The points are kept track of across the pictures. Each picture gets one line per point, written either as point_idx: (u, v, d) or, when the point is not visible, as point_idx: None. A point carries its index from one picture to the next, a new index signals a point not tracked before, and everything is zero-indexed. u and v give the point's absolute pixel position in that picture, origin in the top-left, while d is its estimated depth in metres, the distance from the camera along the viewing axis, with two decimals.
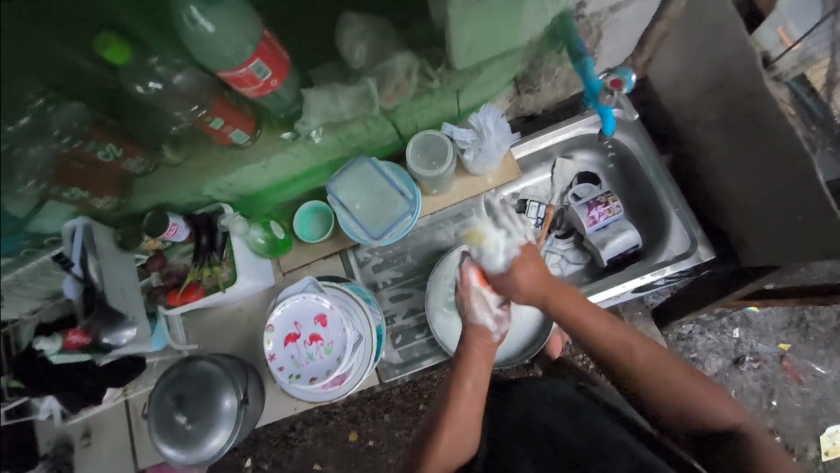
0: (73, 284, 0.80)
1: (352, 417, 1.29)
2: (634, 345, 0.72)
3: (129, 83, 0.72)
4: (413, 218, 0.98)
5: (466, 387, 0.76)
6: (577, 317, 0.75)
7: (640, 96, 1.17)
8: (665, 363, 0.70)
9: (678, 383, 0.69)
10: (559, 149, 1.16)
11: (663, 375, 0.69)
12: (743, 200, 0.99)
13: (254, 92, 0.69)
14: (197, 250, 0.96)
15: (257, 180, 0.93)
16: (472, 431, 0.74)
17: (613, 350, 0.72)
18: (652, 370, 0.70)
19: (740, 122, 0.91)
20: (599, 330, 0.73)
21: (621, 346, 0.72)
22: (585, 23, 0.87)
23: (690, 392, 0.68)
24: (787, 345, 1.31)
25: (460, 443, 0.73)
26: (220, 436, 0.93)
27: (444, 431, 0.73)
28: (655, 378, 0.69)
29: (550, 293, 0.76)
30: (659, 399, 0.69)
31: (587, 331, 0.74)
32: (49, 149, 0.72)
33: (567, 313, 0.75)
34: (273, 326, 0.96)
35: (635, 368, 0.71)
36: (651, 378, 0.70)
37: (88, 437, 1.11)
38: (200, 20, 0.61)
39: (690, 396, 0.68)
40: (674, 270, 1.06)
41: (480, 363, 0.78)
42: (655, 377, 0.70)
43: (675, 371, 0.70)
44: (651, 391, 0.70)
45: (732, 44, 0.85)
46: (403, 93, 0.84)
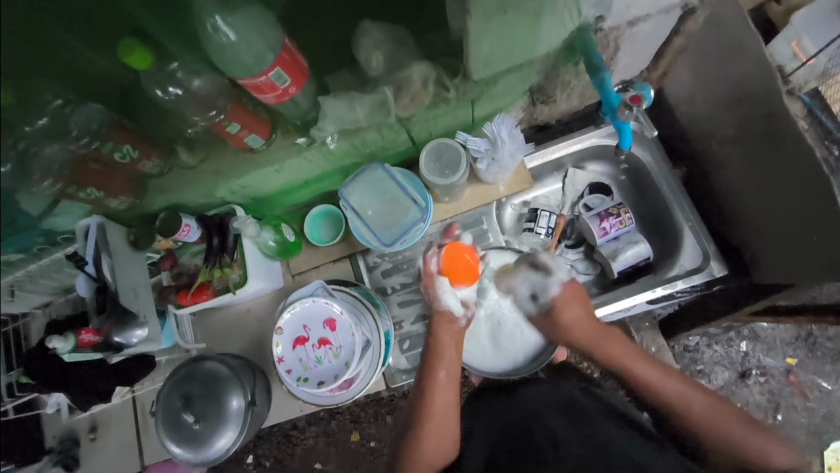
0: (86, 282, 0.81)
1: (354, 417, 1.30)
2: (688, 393, 0.84)
3: (149, 87, 0.73)
4: (425, 226, 0.98)
5: (440, 376, 0.86)
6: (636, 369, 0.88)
7: (655, 107, 1.16)
8: (718, 410, 0.82)
9: (728, 423, 0.80)
10: (571, 160, 1.15)
11: (714, 417, 0.81)
12: (758, 218, 0.98)
13: (272, 98, 0.68)
14: (209, 252, 0.97)
15: (270, 183, 0.93)
16: (450, 417, 0.83)
17: (669, 398, 0.85)
18: (706, 414, 0.81)
19: (758, 140, 0.90)
20: (656, 380, 0.86)
21: (675, 396, 0.84)
22: (603, 36, 0.86)
23: (736, 428, 0.79)
24: (794, 360, 1.30)
25: (443, 427, 0.82)
26: (227, 436, 0.94)
27: (426, 426, 0.81)
28: (711, 422, 0.81)
29: (598, 340, 0.93)
30: (712, 435, 0.81)
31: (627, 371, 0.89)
32: (66, 149, 0.74)
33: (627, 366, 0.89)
34: (282, 328, 0.96)
35: (689, 413, 0.83)
36: (702, 420, 0.82)
37: (95, 431, 1.12)
38: (223, 28, 0.62)
39: (738, 435, 0.79)
40: (686, 285, 1.05)
41: (448, 346, 0.87)
42: (712, 422, 0.81)
43: (724, 415, 0.81)
44: (707, 432, 0.81)
45: (753, 61, 0.84)
46: (419, 102, 0.83)
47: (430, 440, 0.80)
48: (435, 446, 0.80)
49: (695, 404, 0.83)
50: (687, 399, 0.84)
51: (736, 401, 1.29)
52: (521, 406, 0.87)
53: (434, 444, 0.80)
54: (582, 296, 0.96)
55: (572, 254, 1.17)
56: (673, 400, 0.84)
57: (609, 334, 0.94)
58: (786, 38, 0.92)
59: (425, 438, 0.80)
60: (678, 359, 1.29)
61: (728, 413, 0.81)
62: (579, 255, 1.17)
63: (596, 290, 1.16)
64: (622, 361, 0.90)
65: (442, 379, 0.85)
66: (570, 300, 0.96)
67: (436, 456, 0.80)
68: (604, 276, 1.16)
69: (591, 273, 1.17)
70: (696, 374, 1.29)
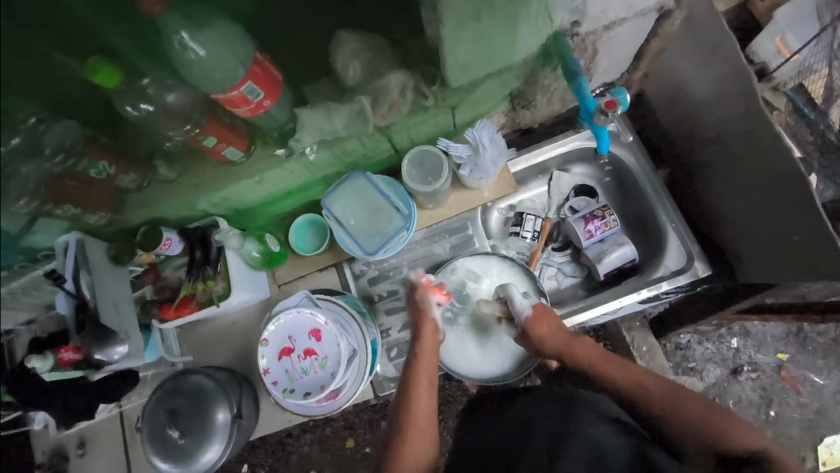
0: (63, 299, 0.79)
1: (349, 423, 1.29)
2: (646, 381, 0.82)
3: (119, 104, 0.72)
4: (408, 233, 0.99)
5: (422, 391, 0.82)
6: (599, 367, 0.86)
7: (637, 109, 1.17)
8: (678, 393, 0.79)
9: (691, 408, 0.77)
10: (556, 163, 1.16)
11: (678, 403, 0.78)
12: (738, 218, 0.99)
13: (247, 112, 0.68)
14: (192, 264, 0.96)
15: (252, 194, 0.93)
16: (429, 429, 0.79)
17: (627, 388, 0.83)
18: (667, 403, 0.79)
19: (738, 141, 0.90)
20: (614, 374, 0.85)
21: (632, 384, 0.83)
22: (580, 41, 0.86)
23: (699, 414, 0.76)
24: (786, 355, 1.31)
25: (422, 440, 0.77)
26: (213, 450, 0.93)
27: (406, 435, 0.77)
28: (673, 406, 0.78)
29: (565, 345, 0.91)
30: (673, 423, 0.77)
31: (602, 374, 0.85)
32: (42, 168, 0.73)
33: (586, 362, 0.88)
34: (267, 340, 0.96)
35: (651, 404, 0.80)
36: (663, 408, 0.79)
37: (83, 446, 1.10)
38: (191, 44, 0.61)
39: (699, 419, 0.76)
40: (671, 285, 1.05)
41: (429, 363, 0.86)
42: (672, 406, 0.78)
43: (687, 401, 0.78)
44: (674, 424, 0.77)
45: (727, 63, 0.85)
46: (398, 111, 0.84)
47: (411, 450, 0.76)
48: (419, 453, 0.76)
49: (653, 393, 0.81)
50: (644, 387, 0.82)
51: (729, 398, 1.29)
52: (515, 409, 0.84)
53: (414, 451, 0.76)
54: (549, 312, 0.94)
55: (559, 257, 1.17)
56: (635, 390, 0.82)
57: (574, 337, 0.92)
58: (771, 34, 0.90)
59: (407, 447, 0.76)
60: (670, 358, 1.30)
61: (690, 401, 0.78)
62: (566, 258, 1.17)
63: (583, 293, 1.16)
64: (591, 364, 0.87)
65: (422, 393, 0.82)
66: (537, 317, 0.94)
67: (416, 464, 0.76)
68: (591, 278, 1.16)
69: (577, 276, 1.17)
70: (688, 372, 1.30)
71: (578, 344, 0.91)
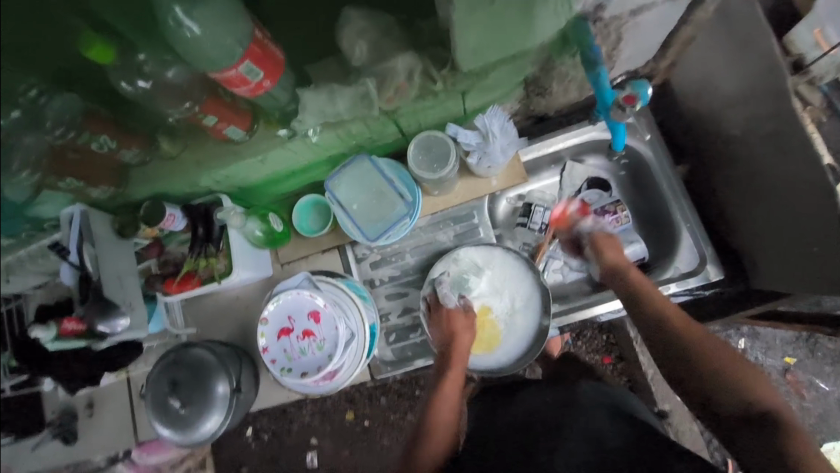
0: (69, 270, 0.82)
1: (349, 397, 1.32)
2: (690, 325, 0.78)
3: (115, 79, 0.70)
4: (411, 222, 0.97)
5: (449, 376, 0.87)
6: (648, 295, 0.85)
7: (661, 100, 1.10)
8: (711, 343, 0.74)
9: (728, 364, 0.72)
10: (569, 153, 1.11)
11: (716, 356, 0.72)
12: (756, 223, 0.94)
13: (247, 92, 0.66)
14: (194, 241, 0.97)
15: (254, 173, 0.92)
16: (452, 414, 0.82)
17: (663, 317, 0.80)
18: (696, 343, 0.75)
19: (764, 143, 0.85)
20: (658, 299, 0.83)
21: (673, 314, 0.80)
22: (603, 26, 0.81)
23: (736, 372, 0.70)
24: (793, 360, 1.28)
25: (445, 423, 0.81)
26: (213, 420, 0.96)
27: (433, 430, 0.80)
28: (700, 348, 0.74)
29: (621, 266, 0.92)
30: (706, 373, 0.72)
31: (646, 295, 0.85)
32: (42, 139, 0.73)
33: (630, 285, 0.88)
34: (267, 319, 0.97)
35: (693, 352, 0.74)
36: (700, 363, 0.73)
37: (91, 408, 1.16)
38: (185, 21, 0.58)
39: (734, 375, 0.70)
40: (680, 288, 1.02)
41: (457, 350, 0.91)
42: (698, 351, 0.74)
43: (724, 358, 0.72)
44: (710, 375, 0.72)
45: (761, 58, 0.78)
46: (404, 95, 0.80)
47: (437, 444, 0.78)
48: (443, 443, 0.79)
49: (695, 341, 0.75)
50: (684, 325, 0.78)
51: None
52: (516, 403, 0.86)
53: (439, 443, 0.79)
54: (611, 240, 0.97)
55: None
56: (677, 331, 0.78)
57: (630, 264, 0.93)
58: (810, 24, 0.81)
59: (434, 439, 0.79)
60: None
61: (736, 365, 0.70)
62: None
63: (587, 288, 1.13)
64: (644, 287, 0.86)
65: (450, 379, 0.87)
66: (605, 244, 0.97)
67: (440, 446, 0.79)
68: (596, 274, 1.12)
69: (583, 270, 1.13)
70: None
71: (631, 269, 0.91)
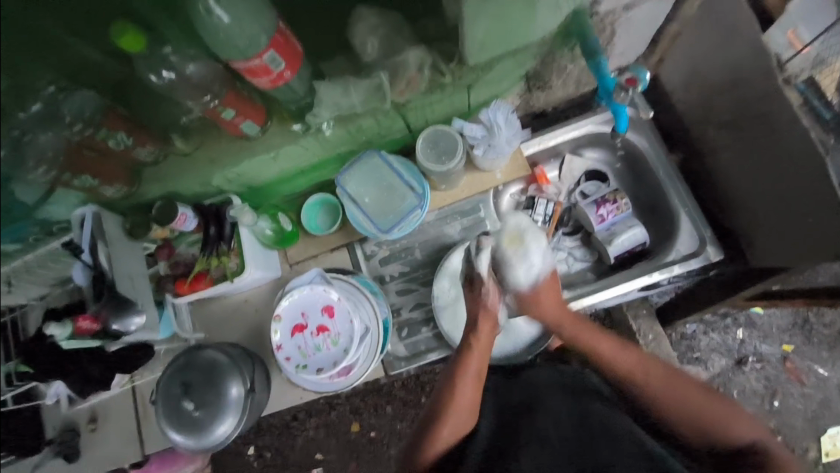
0: (82, 270, 0.81)
1: (354, 408, 1.30)
2: (646, 366, 0.83)
3: (143, 72, 0.73)
4: (422, 213, 0.99)
5: (471, 371, 0.85)
6: (593, 345, 0.87)
7: (652, 94, 1.17)
8: (678, 381, 0.81)
9: (701, 403, 0.78)
10: (569, 146, 1.16)
11: (678, 394, 0.79)
12: (753, 201, 0.99)
13: (267, 83, 0.70)
14: (206, 240, 0.96)
15: (266, 171, 0.93)
16: (466, 412, 0.81)
17: (628, 370, 0.84)
18: (661, 388, 0.80)
19: (754, 125, 0.90)
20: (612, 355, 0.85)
21: (631, 367, 0.83)
22: (599, 20, 0.87)
23: (706, 409, 0.77)
24: (790, 347, 1.31)
25: (458, 419, 0.80)
26: (227, 422, 0.94)
27: (446, 420, 0.80)
28: (669, 392, 0.80)
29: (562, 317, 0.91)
30: (676, 417, 0.79)
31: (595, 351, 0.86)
32: (60, 136, 0.74)
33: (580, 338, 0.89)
34: (280, 316, 0.96)
35: (658, 394, 0.80)
36: (669, 401, 0.80)
37: (95, 422, 1.11)
38: (215, 10, 0.62)
39: (706, 411, 0.77)
40: (683, 269, 1.06)
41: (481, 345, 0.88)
42: (671, 398, 0.79)
43: (699, 397, 0.78)
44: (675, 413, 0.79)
45: (746, 45, 0.85)
46: (415, 87, 0.84)
47: (447, 436, 0.79)
48: (451, 435, 0.79)
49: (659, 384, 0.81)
50: (644, 371, 0.83)
51: (733, 388, 1.30)
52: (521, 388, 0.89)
53: (449, 433, 0.79)
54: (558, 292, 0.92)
55: (569, 241, 1.18)
56: (638, 380, 0.82)
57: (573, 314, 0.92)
58: (782, 27, 0.88)
59: (445, 431, 0.79)
60: (675, 347, 1.30)
61: (725, 403, 0.78)
62: (577, 242, 1.18)
63: (592, 276, 1.17)
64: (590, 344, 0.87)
65: (470, 376, 0.84)
66: (545, 287, 0.93)
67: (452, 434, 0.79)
68: (601, 262, 1.17)
69: (588, 260, 1.17)
70: (693, 362, 1.30)
71: (574, 324, 0.90)
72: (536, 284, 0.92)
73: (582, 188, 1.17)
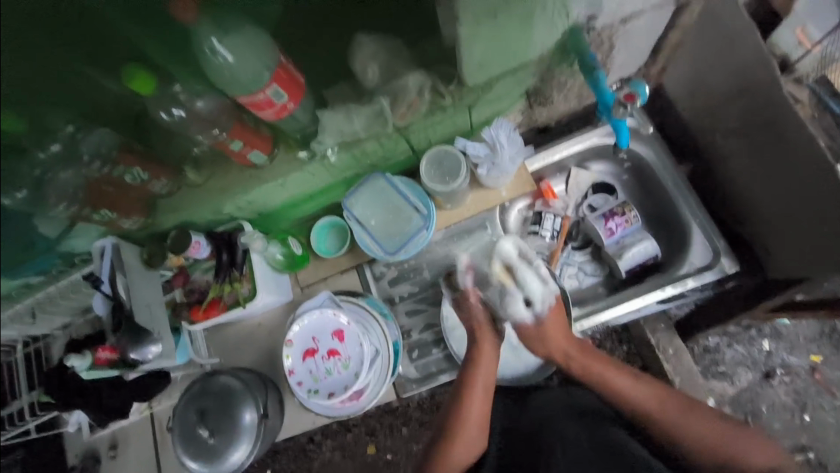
0: (102, 300, 0.84)
1: (370, 430, 1.28)
2: (660, 400, 0.80)
3: (154, 110, 0.79)
4: (428, 233, 0.99)
5: (477, 394, 0.84)
6: (608, 380, 0.84)
7: (656, 104, 1.16)
8: (693, 413, 0.78)
9: (712, 432, 0.76)
10: (574, 160, 1.15)
11: (697, 428, 0.76)
12: (767, 209, 0.97)
13: (271, 115, 0.74)
14: (219, 267, 0.99)
15: (275, 197, 0.96)
16: (479, 431, 0.82)
17: (642, 406, 0.80)
18: (680, 424, 0.77)
19: (761, 131, 0.89)
20: (627, 388, 0.82)
21: (646, 400, 0.80)
22: (596, 36, 0.87)
23: (722, 440, 0.75)
24: (820, 358, 1.24)
25: (472, 438, 0.81)
26: (241, 450, 0.94)
27: (456, 438, 0.80)
28: (691, 431, 0.76)
29: (574, 349, 0.89)
30: (693, 449, 0.76)
31: (612, 388, 0.83)
32: (80, 174, 0.79)
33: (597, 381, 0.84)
34: (291, 340, 0.97)
35: (675, 426, 0.78)
36: (688, 431, 0.76)
37: (115, 449, 1.12)
38: (219, 50, 0.66)
39: (722, 443, 0.75)
40: (697, 283, 1.03)
41: (488, 362, 0.88)
42: (693, 436, 0.76)
43: (713, 427, 0.76)
44: (697, 450, 0.76)
45: (748, 53, 0.84)
46: (416, 110, 0.86)
47: (457, 452, 0.80)
48: (462, 458, 0.80)
49: (675, 414, 0.78)
50: (658, 406, 0.79)
51: (762, 402, 1.24)
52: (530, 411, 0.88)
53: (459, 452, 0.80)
54: (562, 311, 0.90)
55: (579, 256, 1.17)
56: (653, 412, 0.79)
57: (592, 354, 0.88)
58: (791, 26, 0.87)
59: (453, 450, 0.80)
60: (698, 361, 1.26)
61: (746, 434, 0.75)
62: (587, 256, 1.17)
63: (603, 291, 1.15)
64: (607, 381, 0.83)
65: (477, 394, 0.84)
66: (551, 323, 0.90)
67: (465, 450, 0.80)
68: (612, 276, 1.15)
69: (599, 274, 1.16)
70: (718, 376, 1.25)
71: (591, 360, 0.87)
72: (548, 309, 0.91)
73: (589, 202, 1.16)
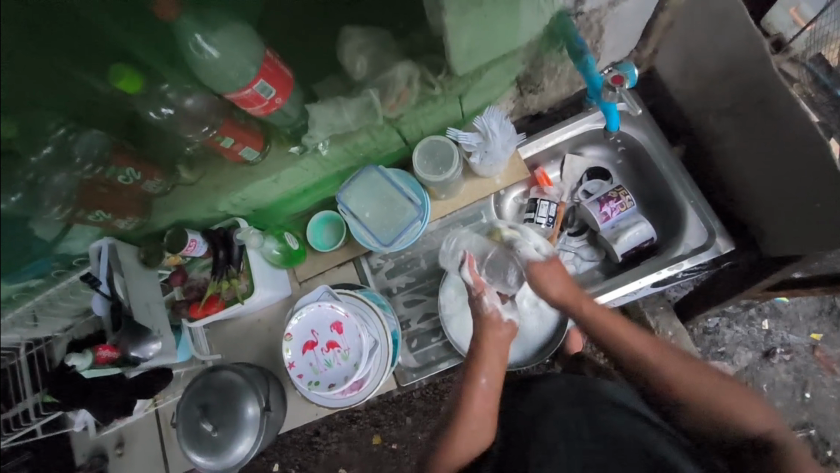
0: (101, 301, 0.85)
1: (374, 420, 1.30)
2: (661, 354, 0.79)
3: (143, 109, 0.78)
4: (422, 224, 1.00)
5: (481, 382, 0.82)
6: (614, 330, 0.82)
7: (649, 87, 1.16)
8: (695, 371, 0.78)
9: (715, 392, 0.75)
10: (568, 146, 1.15)
11: (699, 385, 0.76)
12: (759, 189, 0.97)
13: (260, 110, 0.74)
14: (216, 264, 0.99)
15: (270, 193, 0.96)
16: (486, 423, 0.79)
17: (642, 355, 0.80)
18: (681, 378, 0.77)
19: (753, 110, 0.89)
20: (630, 338, 0.81)
21: (648, 353, 0.80)
22: (585, 20, 0.87)
23: (722, 398, 0.75)
24: (819, 335, 1.26)
25: (479, 430, 0.79)
26: (245, 442, 0.96)
27: (461, 430, 0.78)
28: (692, 388, 0.76)
29: (574, 300, 0.87)
30: (692, 405, 0.76)
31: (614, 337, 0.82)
32: (73, 175, 0.77)
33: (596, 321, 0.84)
34: (291, 334, 0.98)
35: (676, 378, 0.77)
36: (692, 391, 0.76)
37: (121, 446, 1.14)
38: (205, 46, 0.67)
39: (722, 399, 0.75)
40: (693, 264, 1.03)
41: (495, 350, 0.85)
42: (693, 391, 0.76)
43: (717, 387, 0.76)
44: (698, 409, 0.76)
45: (737, 32, 0.84)
46: (405, 102, 0.86)
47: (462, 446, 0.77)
48: (474, 440, 0.78)
49: (675, 368, 0.78)
50: (659, 357, 0.79)
51: (762, 381, 1.25)
52: (531, 398, 0.84)
53: (465, 445, 0.78)
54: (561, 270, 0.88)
55: (575, 241, 1.17)
56: (651, 363, 0.79)
57: (583, 295, 0.87)
58: (784, 5, 0.89)
59: (458, 446, 0.77)
60: (698, 343, 1.27)
61: (747, 399, 0.75)
62: (583, 242, 1.17)
63: (600, 275, 1.15)
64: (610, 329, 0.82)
65: (483, 386, 0.81)
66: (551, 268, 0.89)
67: (470, 444, 0.78)
68: (609, 261, 1.15)
69: (596, 258, 1.16)
70: (718, 357, 1.26)
71: (587, 305, 0.86)
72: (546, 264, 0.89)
73: (584, 187, 1.16)
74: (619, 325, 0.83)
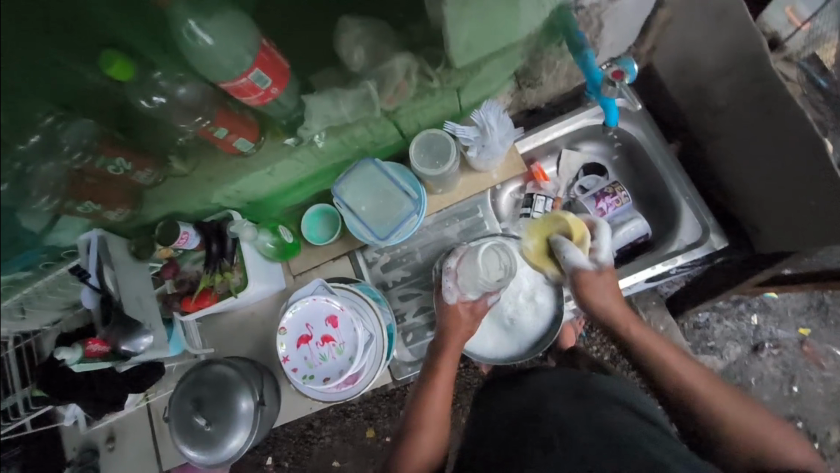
0: (90, 293, 0.83)
1: (368, 414, 1.30)
2: (706, 386, 0.76)
3: (134, 98, 0.76)
4: (419, 218, 1.00)
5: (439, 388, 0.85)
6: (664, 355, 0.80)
7: (646, 83, 1.16)
8: (741, 406, 0.74)
9: (756, 425, 0.73)
10: (565, 142, 1.15)
11: (744, 416, 0.73)
12: (755, 185, 0.97)
13: (256, 100, 0.72)
14: (208, 257, 0.97)
15: (264, 186, 0.95)
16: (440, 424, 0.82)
17: (685, 383, 0.77)
18: (726, 408, 0.74)
19: (751, 107, 0.89)
20: (679, 365, 0.78)
21: (692, 384, 0.77)
22: (585, 14, 0.86)
23: (764, 432, 0.72)
24: (807, 331, 1.28)
25: (435, 431, 0.81)
26: (239, 436, 0.95)
27: (420, 432, 0.81)
28: (736, 423, 0.73)
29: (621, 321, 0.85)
30: (731, 440, 0.73)
31: (662, 361, 0.79)
32: (61, 165, 0.75)
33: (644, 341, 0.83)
34: (285, 328, 0.97)
35: (719, 411, 0.74)
36: (737, 427, 0.73)
37: (112, 441, 1.13)
38: (199, 34, 0.65)
39: (761, 434, 0.72)
40: (687, 259, 1.04)
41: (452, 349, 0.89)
42: (736, 425, 0.73)
43: (759, 419, 0.73)
44: (735, 441, 0.73)
45: (736, 29, 0.84)
46: (403, 94, 0.85)
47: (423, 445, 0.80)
48: (429, 447, 0.80)
49: (721, 402, 0.75)
50: (703, 389, 0.76)
51: (750, 375, 1.27)
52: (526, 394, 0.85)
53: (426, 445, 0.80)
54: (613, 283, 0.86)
55: None
56: (700, 392, 0.76)
57: (629, 313, 0.86)
58: (779, 5, 0.88)
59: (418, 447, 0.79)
60: (689, 337, 1.28)
61: (787, 433, 0.72)
62: None
63: None
64: (657, 351, 0.80)
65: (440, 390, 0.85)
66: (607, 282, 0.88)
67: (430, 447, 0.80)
68: None
69: None
70: (708, 351, 1.28)
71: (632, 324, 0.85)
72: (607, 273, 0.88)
73: (580, 183, 1.16)
74: (665, 349, 0.81)
